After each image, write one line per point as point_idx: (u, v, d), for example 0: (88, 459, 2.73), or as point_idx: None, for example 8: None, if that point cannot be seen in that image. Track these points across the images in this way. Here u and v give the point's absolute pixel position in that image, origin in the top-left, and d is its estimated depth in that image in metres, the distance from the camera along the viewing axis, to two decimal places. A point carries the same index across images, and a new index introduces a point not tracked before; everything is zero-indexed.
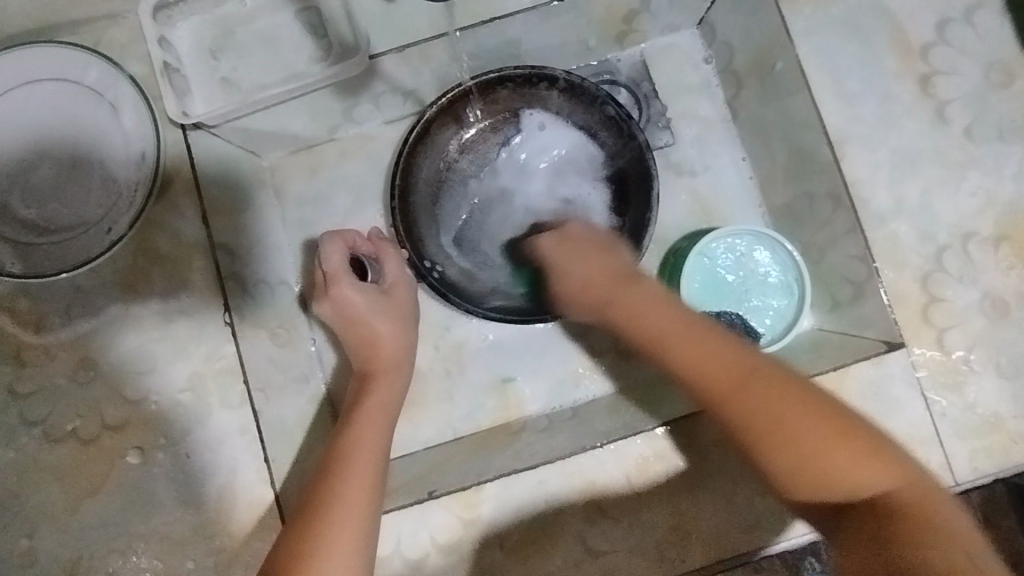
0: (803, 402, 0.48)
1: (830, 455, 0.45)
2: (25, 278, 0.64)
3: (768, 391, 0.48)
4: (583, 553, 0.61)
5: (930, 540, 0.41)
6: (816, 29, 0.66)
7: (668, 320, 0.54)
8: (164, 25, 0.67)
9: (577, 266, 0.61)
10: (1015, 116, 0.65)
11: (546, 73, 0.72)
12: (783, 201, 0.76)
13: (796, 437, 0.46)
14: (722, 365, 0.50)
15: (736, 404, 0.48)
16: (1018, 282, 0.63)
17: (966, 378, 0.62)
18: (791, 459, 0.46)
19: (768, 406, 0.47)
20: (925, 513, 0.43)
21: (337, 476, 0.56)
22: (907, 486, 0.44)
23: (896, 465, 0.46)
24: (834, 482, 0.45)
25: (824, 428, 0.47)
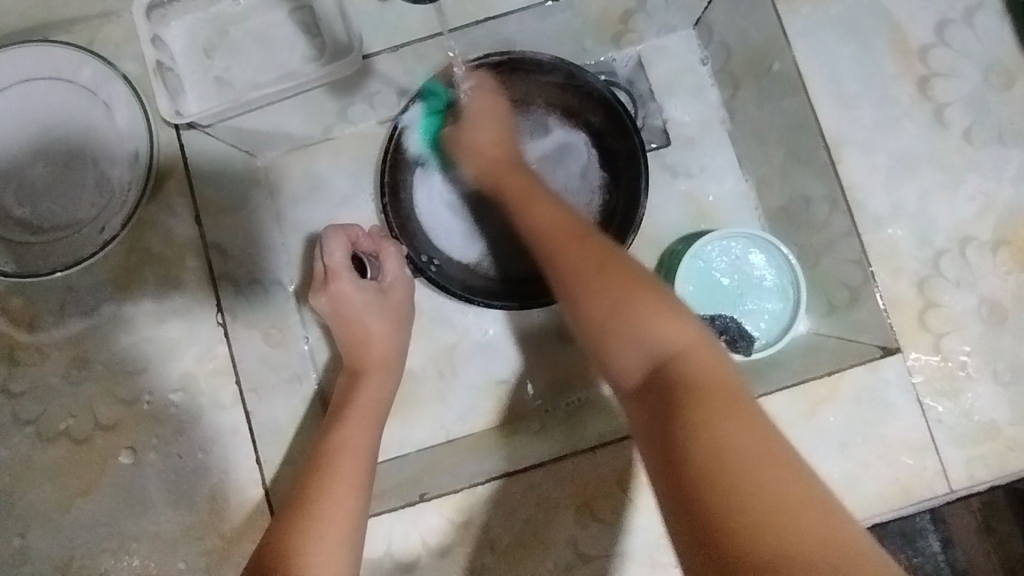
0: (673, 327, 0.47)
1: (682, 355, 0.46)
2: (19, 277, 0.64)
3: (611, 288, 0.50)
4: (574, 558, 0.61)
5: (691, 403, 0.42)
6: (814, 30, 0.65)
7: (559, 224, 0.57)
8: (158, 24, 0.66)
9: (478, 125, 0.67)
10: (1015, 120, 0.64)
11: (525, 57, 0.71)
12: (779, 204, 0.75)
13: (675, 352, 0.46)
14: (602, 309, 0.50)
15: (614, 304, 0.49)
16: (1017, 287, 0.62)
17: (962, 385, 0.61)
18: (637, 359, 0.47)
19: (636, 318, 0.48)
20: (693, 383, 0.43)
21: (329, 470, 0.56)
22: (718, 394, 0.42)
23: (706, 350, 0.46)
24: (659, 348, 0.46)
25: (696, 358, 0.45)
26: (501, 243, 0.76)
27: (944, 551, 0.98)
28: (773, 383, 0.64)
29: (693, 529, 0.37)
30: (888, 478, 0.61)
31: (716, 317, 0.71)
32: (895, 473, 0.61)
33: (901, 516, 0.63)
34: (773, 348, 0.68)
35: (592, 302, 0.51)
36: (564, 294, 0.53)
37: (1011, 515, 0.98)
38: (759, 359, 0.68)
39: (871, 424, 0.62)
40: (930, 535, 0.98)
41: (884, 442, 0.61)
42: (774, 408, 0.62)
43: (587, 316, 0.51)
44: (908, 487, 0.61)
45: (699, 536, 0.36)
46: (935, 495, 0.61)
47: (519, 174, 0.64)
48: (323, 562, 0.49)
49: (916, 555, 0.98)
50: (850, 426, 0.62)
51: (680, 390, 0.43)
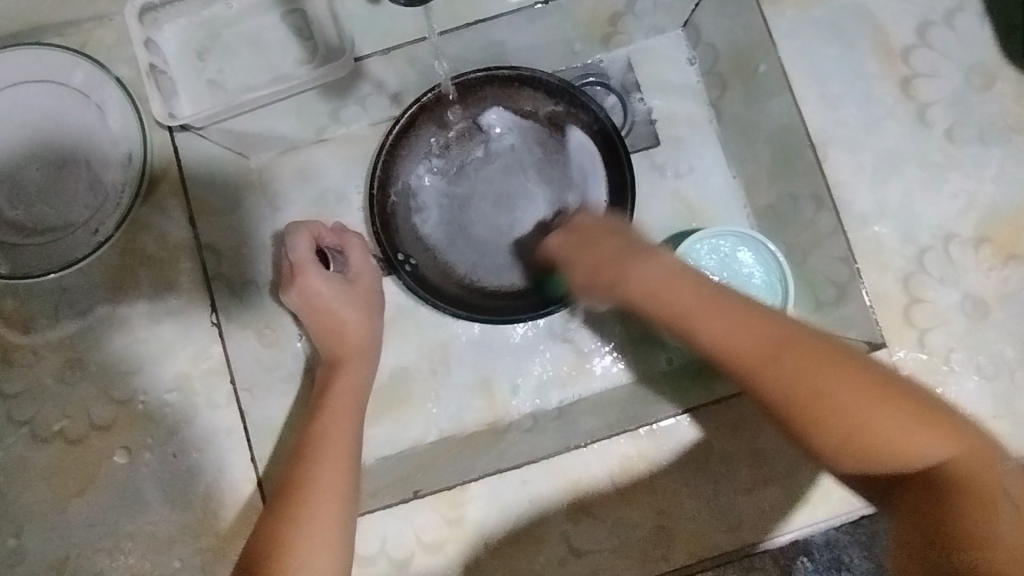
0: (835, 363, 0.45)
1: (950, 458, 0.44)
2: (13, 279, 0.65)
3: (749, 325, 0.47)
4: (567, 552, 0.61)
5: (958, 494, 0.44)
6: (798, 31, 0.67)
7: (677, 297, 0.49)
8: (151, 27, 0.67)
9: (589, 253, 0.55)
10: (996, 118, 0.65)
11: (534, 75, 0.73)
12: (767, 202, 0.76)
13: (831, 396, 0.44)
14: (747, 340, 0.47)
15: (808, 414, 0.45)
16: (999, 282, 0.63)
17: (947, 379, 0.62)
18: (841, 424, 0.44)
19: (803, 368, 0.45)
20: (973, 472, 0.44)
21: (315, 458, 0.56)
22: (935, 425, 0.44)
23: (963, 436, 0.44)
24: (890, 453, 0.44)
25: (878, 387, 0.45)
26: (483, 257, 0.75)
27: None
28: None
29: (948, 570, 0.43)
30: None
31: None
32: None
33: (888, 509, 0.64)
34: None
35: (702, 322, 0.48)
36: (676, 331, 0.50)
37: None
38: None
39: None
40: None
41: None
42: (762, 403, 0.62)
43: (722, 357, 0.48)
44: None
45: (943, 546, 0.43)
46: None
47: (608, 242, 0.55)
48: (313, 547, 0.51)
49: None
50: None
51: (924, 469, 0.44)
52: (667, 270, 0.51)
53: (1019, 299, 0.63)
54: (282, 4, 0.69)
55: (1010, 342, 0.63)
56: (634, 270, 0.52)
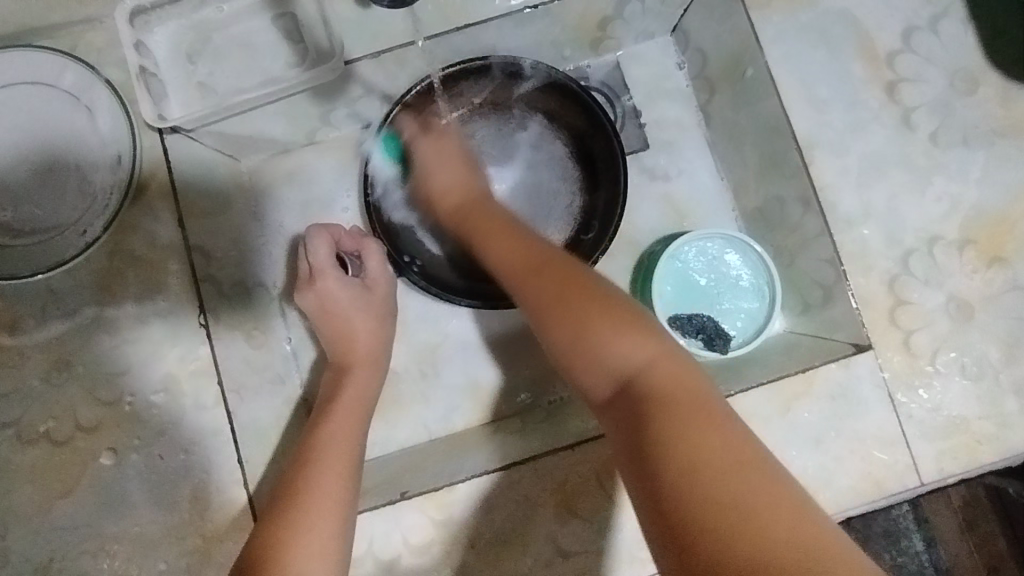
0: (627, 322, 0.48)
1: (643, 364, 0.45)
2: (1, 280, 0.65)
3: (553, 276, 0.52)
4: (553, 553, 0.61)
5: (660, 414, 0.42)
6: (785, 36, 0.67)
7: (513, 248, 0.57)
8: (141, 30, 0.68)
9: (439, 163, 0.69)
10: (980, 122, 0.66)
11: (512, 62, 0.72)
12: (755, 205, 0.77)
13: (611, 347, 0.47)
14: (539, 255, 0.55)
15: (572, 326, 0.49)
16: (983, 285, 0.64)
17: (932, 380, 0.63)
18: (595, 371, 0.47)
19: (590, 316, 0.48)
20: (667, 390, 0.44)
21: (317, 465, 0.56)
22: (691, 404, 0.43)
23: (661, 344, 0.47)
24: (612, 365, 0.46)
25: (661, 365, 0.45)
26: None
27: (927, 550, 1.03)
28: (749, 380, 0.65)
29: (660, 507, 0.39)
30: (860, 473, 0.62)
31: (693, 316, 0.72)
32: (867, 468, 0.62)
33: (874, 510, 0.64)
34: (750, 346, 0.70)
35: (529, 280, 0.53)
36: (514, 287, 0.55)
37: (992, 515, 1.01)
38: (735, 357, 0.69)
39: (843, 420, 0.63)
40: (913, 535, 1.03)
41: (857, 437, 0.63)
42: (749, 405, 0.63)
43: (531, 307, 0.53)
44: (881, 481, 0.62)
45: (685, 534, 0.37)
46: (906, 488, 0.63)
47: (454, 160, 0.69)
48: (311, 549, 0.50)
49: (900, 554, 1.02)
50: (823, 421, 0.63)
51: (644, 395, 0.44)
52: (490, 232, 0.60)
53: (1004, 301, 0.64)
54: (274, 7, 0.70)
55: (995, 344, 0.63)
56: (490, 211, 0.63)
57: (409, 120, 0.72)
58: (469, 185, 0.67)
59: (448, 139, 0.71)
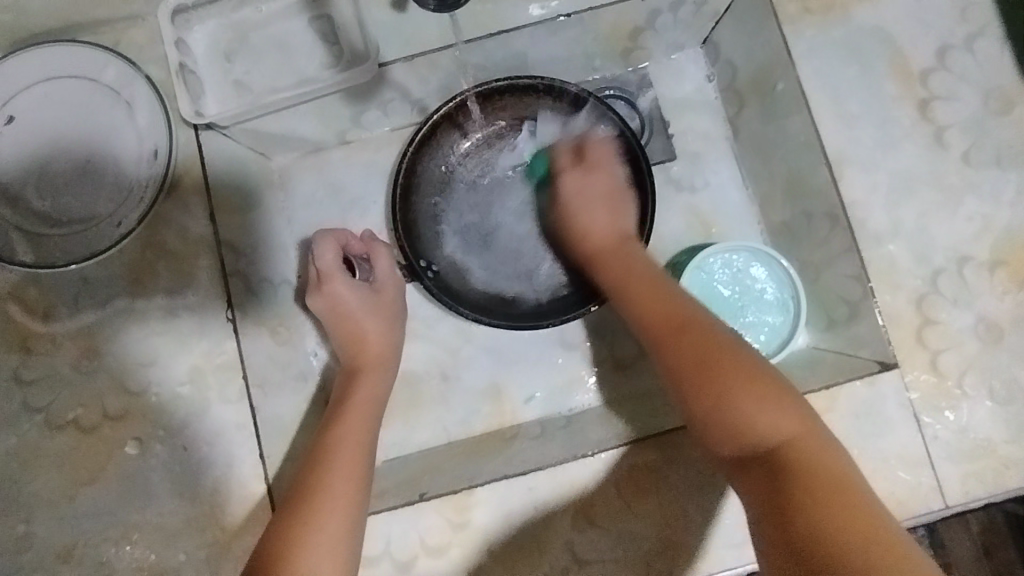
0: (771, 401, 0.50)
1: (782, 438, 0.48)
2: (36, 268, 0.66)
3: (694, 339, 0.55)
4: (570, 561, 0.61)
5: (808, 485, 0.45)
6: (818, 51, 0.67)
7: (654, 301, 0.60)
8: (182, 28, 0.69)
9: (598, 212, 0.70)
10: (1013, 143, 0.65)
11: (558, 84, 0.73)
12: (781, 219, 0.76)
13: (749, 423, 0.49)
14: (669, 312, 0.58)
15: (707, 389, 0.52)
16: (1014, 307, 0.63)
17: (959, 402, 0.62)
18: (737, 447, 0.50)
19: (730, 390, 0.51)
20: (807, 464, 0.46)
21: (327, 467, 0.56)
22: (838, 481, 0.45)
23: (800, 414, 0.50)
24: (750, 431, 0.49)
25: (806, 445, 0.48)
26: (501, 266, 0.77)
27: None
28: None
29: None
30: (883, 492, 0.62)
31: None
32: (890, 488, 0.62)
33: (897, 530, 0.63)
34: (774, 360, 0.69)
35: (669, 336, 0.56)
36: (650, 347, 0.58)
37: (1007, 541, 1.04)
38: None
39: (867, 438, 0.62)
40: None
41: (880, 456, 0.62)
42: None
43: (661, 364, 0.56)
44: (904, 502, 0.62)
45: None
46: (930, 510, 0.62)
47: (602, 167, 0.72)
48: (323, 553, 0.51)
49: None
50: (846, 439, 0.63)
51: (784, 472, 0.46)
52: (619, 270, 0.65)
53: None
54: (310, 9, 0.71)
55: None
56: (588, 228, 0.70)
57: (563, 151, 0.75)
58: (610, 218, 0.70)
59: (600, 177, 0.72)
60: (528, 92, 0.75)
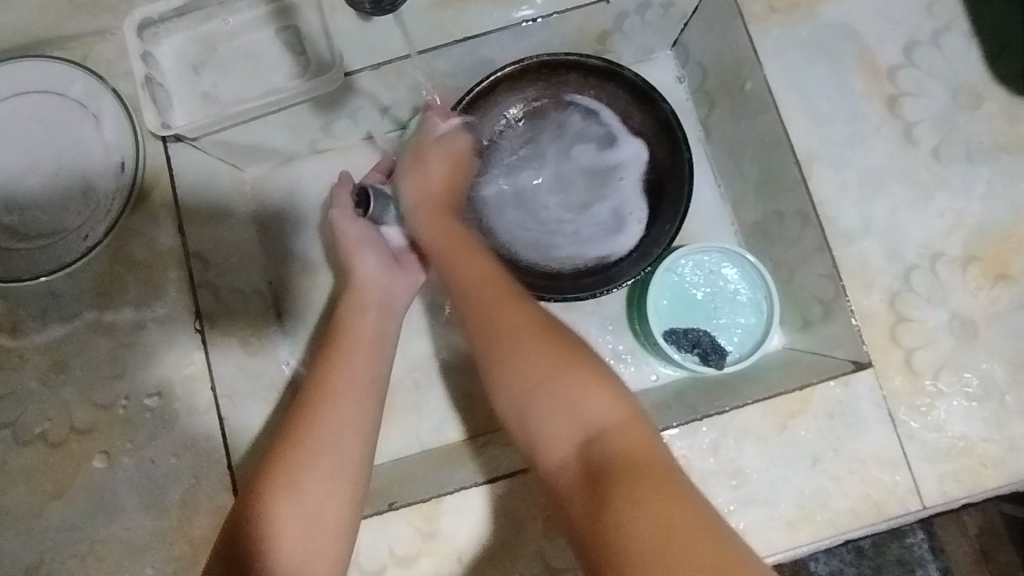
0: (588, 377, 0.47)
1: (604, 422, 0.45)
2: (4, 282, 0.66)
3: (512, 306, 0.50)
4: (542, 569, 0.60)
5: (618, 477, 0.41)
6: (784, 50, 0.67)
7: (468, 268, 0.54)
8: (150, 42, 0.70)
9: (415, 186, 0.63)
10: (984, 138, 0.65)
11: (622, 69, 0.73)
12: (754, 220, 0.75)
13: (559, 408, 0.46)
14: (490, 288, 0.52)
15: (532, 363, 0.47)
16: (988, 303, 0.62)
17: (934, 400, 0.61)
18: (557, 438, 0.46)
19: (544, 366, 0.47)
20: (625, 454, 0.43)
21: (323, 414, 0.53)
22: (645, 472, 0.42)
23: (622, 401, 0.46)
24: (569, 409, 0.46)
25: (626, 431, 0.44)
26: (523, 237, 0.76)
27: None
28: (745, 397, 0.64)
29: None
30: (859, 494, 0.61)
31: (688, 331, 0.71)
32: (866, 489, 0.61)
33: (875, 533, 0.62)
34: (746, 362, 0.69)
35: (488, 304, 0.51)
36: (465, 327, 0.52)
37: (1007, 542, 1.03)
38: (730, 373, 0.68)
39: (842, 439, 0.61)
40: (930, 564, 1.03)
41: (856, 457, 0.61)
42: (741, 422, 0.62)
43: (475, 340, 0.51)
44: (880, 503, 0.60)
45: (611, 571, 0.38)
46: (907, 512, 0.61)
47: (450, 152, 0.65)
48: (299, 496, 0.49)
49: None
50: (821, 441, 0.61)
51: (601, 469, 0.43)
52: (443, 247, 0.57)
53: (1009, 320, 0.62)
54: (277, 20, 0.72)
55: (1000, 363, 0.61)
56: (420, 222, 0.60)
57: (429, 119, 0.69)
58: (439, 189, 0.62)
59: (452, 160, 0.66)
60: (593, 73, 0.75)
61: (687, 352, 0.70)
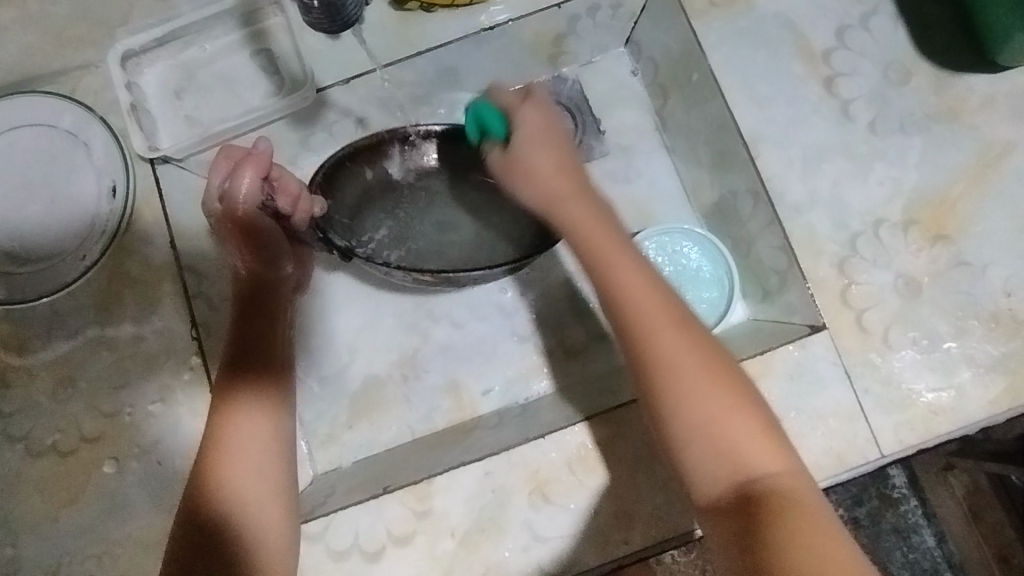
0: (754, 422, 0.50)
1: (773, 473, 0.48)
2: (10, 304, 0.70)
3: (692, 346, 0.52)
4: (531, 540, 0.64)
5: (782, 522, 0.45)
6: (725, 39, 0.72)
7: (633, 283, 0.54)
8: (133, 71, 0.76)
9: (540, 147, 0.61)
10: (915, 110, 0.70)
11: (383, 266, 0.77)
12: (713, 202, 0.80)
13: (722, 432, 0.49)
14: (654, 310, 0.53)
15: (709, 392, 0.50)
16: (930, 261, 0.67)
17: (884, 354, 0.65)
18: (715, 470, 0.49)
19: (718, 406, 0.50)
20: (793, 503, 0.46)
21: (242, 425, 0.59)
22: (813, 512, 0.45)
23: (788, 459, 0.49)
24: (738, 450, 0.49)
25: (788, 479, 0.48)
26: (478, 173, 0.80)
27: (938, 545, 1.09)
28: None
29: None
30: (823, 448, 0.65)
31: None
32: (829, 443, 0.65)
33: (840, 483, 0.66)
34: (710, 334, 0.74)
35: (664, 330, 0.52)
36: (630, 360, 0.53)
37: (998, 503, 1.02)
38: None
39: (803, 397, 0.65)
40: (923, 530, 1.09)
41: (817, 414, 0.65)
42: None
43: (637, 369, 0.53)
44: (842, 455, 0.65)
45: None
46: (868, 462, 0.65)
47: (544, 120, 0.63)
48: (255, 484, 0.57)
49: (911, 550, 1.09)
50: (784, 400, 0.65)
51: (760, 504, 0.46)
52: (622, 270, 0.55)
53: (950, 276, 0.66)
54: (252, 44, 0.77)
55: (942, 317, 0.66)
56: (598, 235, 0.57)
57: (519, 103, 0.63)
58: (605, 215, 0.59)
59: (570, 156, 0.62)
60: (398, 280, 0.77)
61: None
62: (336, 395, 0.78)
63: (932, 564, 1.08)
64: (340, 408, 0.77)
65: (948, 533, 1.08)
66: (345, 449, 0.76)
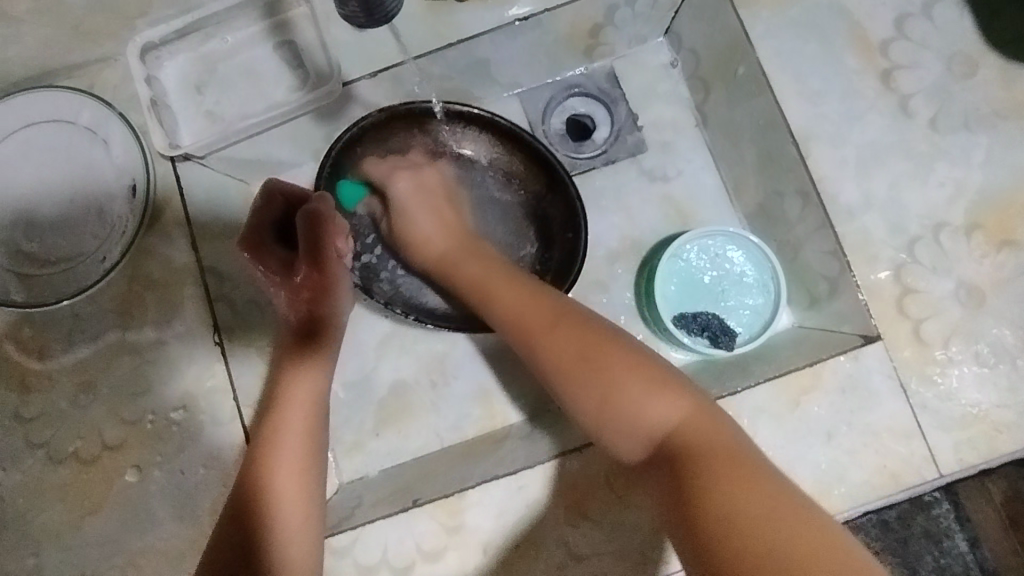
0: (649, 383, 0.53)
1: (672, 423, 0.50)
2: (29, 307, 0.68)
3: (563, 337, 0.57)
4: (566, 558, 0.62)
5: (700, 465, 0.47)
6: (774, 30, 0.67)
7: (515, 300, 0.61)
8: (152, 64, 0.72)
9: (422, 214, 0.72)
10: (979, 105, 0.65)
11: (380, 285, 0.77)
12: (757, 203, 0.76)
13: (629, 406, 0.52)
14: (534, 315, 0.60)
15: (595, 375, 0.54)
16: (994, 269, 0.63)
17: (945, 368, 0.61)
18: (628, 440, 0.52)
19: (608, 379, 0.53)
20: (694, 446, 0.48)
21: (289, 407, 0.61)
22: (723, 453, 0.47)
23: (685, 400, 0.52)
24: (636, 415, 0.52)
25: (689, 420, 0.50)
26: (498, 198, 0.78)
27: (971, 550, 1.03)
28: (756, 376, 0.65)
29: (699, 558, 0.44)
30: (876, 466, 0.61)
31: (697, 315, 0.73)
32: (883, 461, 0.61)
33: (894, 503, 0.63)
34: (756, 343, 0.71)
35: (545, 335, 0.58)
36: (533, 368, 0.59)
37: None
38: (742, 353, 0.70)
39: (855, 412, 0.62)
40: (955, 535, 1.03)
41: (870, 430, 0.61)
42: (754, 401, 0.62)
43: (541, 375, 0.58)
44: (897, 474, 0.61)
45: (700, 553, 0.43)
46: (924, 481, 0.61)
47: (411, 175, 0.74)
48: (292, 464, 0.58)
49: (943, 555, 1.04)
50: (835, 415, 0.62)
51: (675, 451, 0.49)
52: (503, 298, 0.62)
53: (1017, 285, 0.62)
54: (274, 36, 0.74)
55: (1008, 328, 0.62)
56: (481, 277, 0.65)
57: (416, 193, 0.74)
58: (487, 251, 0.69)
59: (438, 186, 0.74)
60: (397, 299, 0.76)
61: (697, 336, 0.72)
62: (363, 401, 0.75)
63: (963, 567, 1.03)
64: (366, 414, 0.75)
65: (981, 538, 1.02)
66: (371, 457, 0.74)
